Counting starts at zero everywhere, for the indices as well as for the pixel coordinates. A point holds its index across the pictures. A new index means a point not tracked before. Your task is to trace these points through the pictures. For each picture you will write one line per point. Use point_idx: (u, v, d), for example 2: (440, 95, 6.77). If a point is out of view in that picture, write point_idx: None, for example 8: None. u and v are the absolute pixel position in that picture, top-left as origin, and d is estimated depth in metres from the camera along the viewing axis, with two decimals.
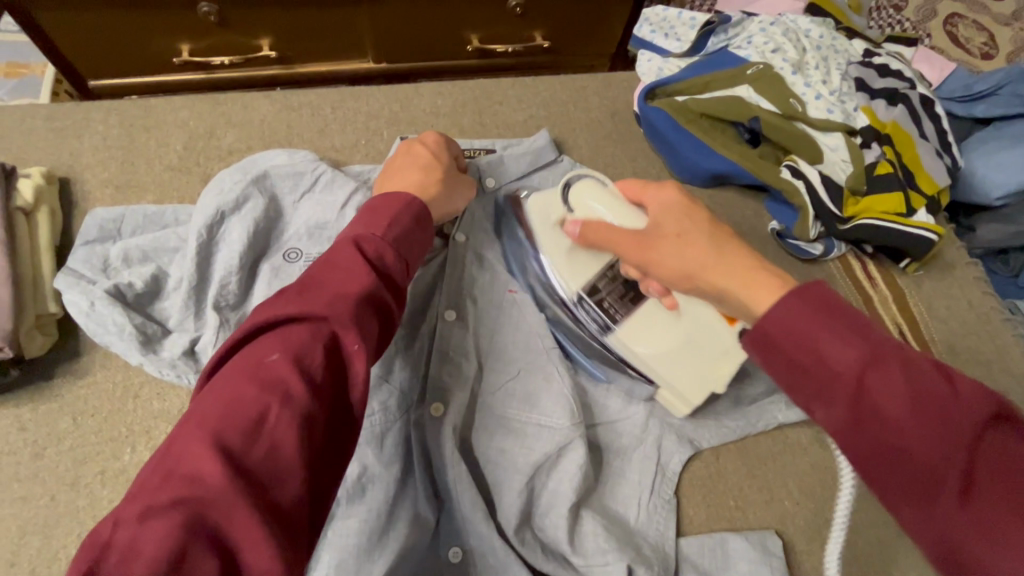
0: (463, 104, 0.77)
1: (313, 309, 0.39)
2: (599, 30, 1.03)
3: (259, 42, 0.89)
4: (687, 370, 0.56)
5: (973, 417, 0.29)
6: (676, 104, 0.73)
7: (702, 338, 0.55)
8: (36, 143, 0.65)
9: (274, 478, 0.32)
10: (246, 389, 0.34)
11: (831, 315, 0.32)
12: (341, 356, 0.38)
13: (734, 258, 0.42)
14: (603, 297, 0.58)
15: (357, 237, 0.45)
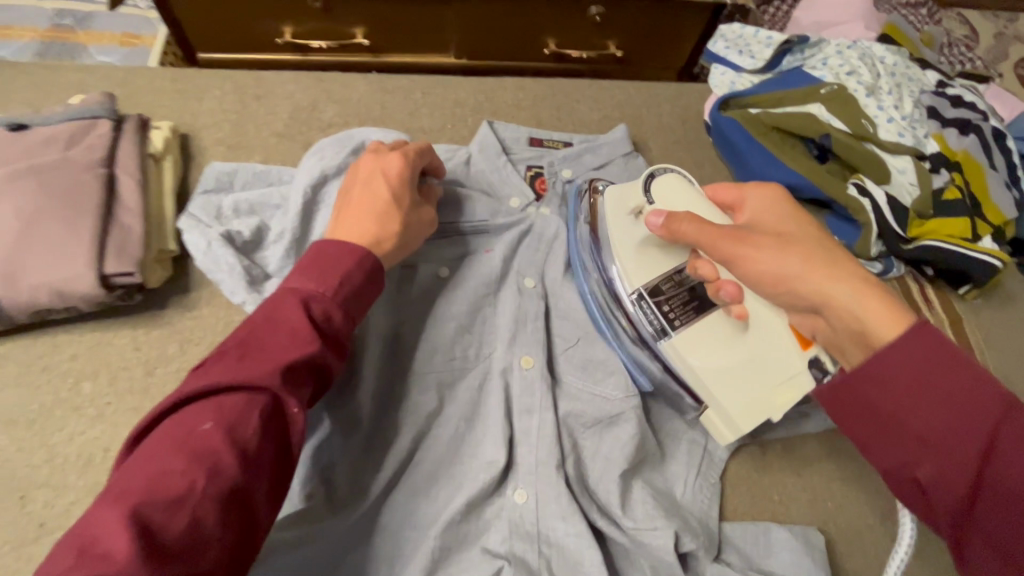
0: (543, 100, 0.82)
1: (253, 377, 0.40)
2: (671, 43, 1.07)
3: (354, 30, 0.96)
4: (746, 391, 0.54)
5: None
6: (750, 115, 0.77)
7: (770, 357, 0.54)
8: (162, 101, 0.72)
9: (194, 550, 0.34)
10: (174, 461, 0.36)
11: (955, 367, 0.35)
12: (275, 421, 0.41)
13: (833, 261, 0.45)
14: (661, 301, 0.59)
15: (306, 295, 0.46)
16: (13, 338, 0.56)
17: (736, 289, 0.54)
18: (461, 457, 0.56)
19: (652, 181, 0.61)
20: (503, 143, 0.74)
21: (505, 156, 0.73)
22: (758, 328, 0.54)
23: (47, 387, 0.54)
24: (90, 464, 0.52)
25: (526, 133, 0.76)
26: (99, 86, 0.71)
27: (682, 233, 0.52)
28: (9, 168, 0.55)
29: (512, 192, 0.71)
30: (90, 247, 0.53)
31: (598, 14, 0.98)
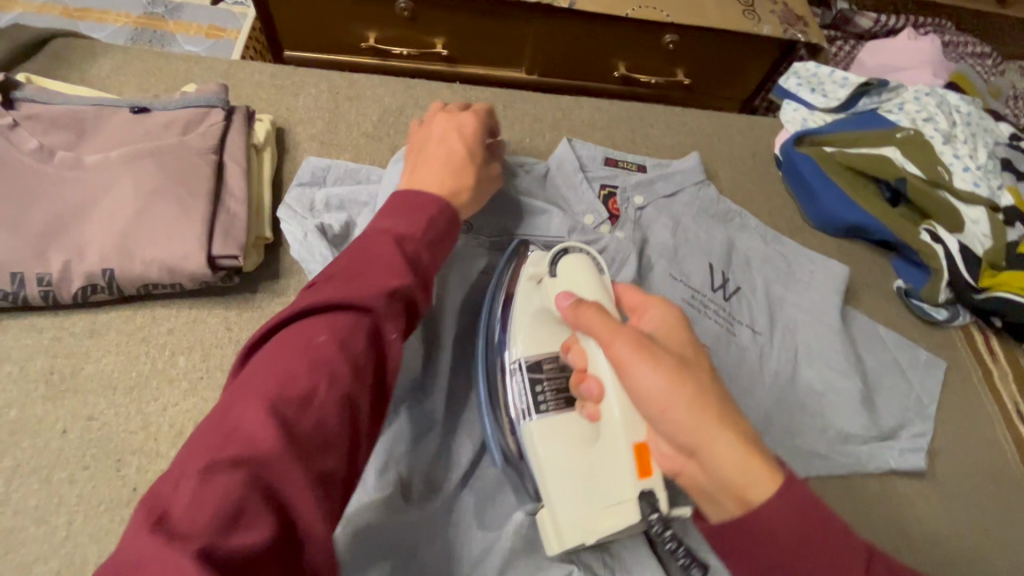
0: (618, 122, 0.84)
1: (360, 298, 0.40)
2: (738, 75, 1.09)
3: (434, 40, 0.99)
4: (579, 496, 0.49)
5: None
6: (823, 154, 0.78)
7: (609, 470, 0.49)
8: (261, 95, 0.75)
9: (322, 451, 0.33)
10: (297, 364, 0.35)
11: (814, 527, 0.38)
12: (380, 345, 0.40)
13: (716, 406, 0.40)
14: (539, 381, 0.55)
15: (398, 234, 0.47)
16: (116, 307, 0.58)
17: (598, 387, 0.50)
18: None
19: (562, 258, 0.56)
20: (580, 161, 0.76)
21: (582, 174, 0.75)
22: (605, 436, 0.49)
23: (145, 357, 0.57)
24: (181, 436, 0.54)
25: (602, 152, 0.78)
26: (204, 76, 0.75)
27: (581, 321, 0.48)
28: (131, 149, 0.59)
29: (588, 208, 0.73)
30: (200, 229, 0.56)
31: (671, 42, 0.99)
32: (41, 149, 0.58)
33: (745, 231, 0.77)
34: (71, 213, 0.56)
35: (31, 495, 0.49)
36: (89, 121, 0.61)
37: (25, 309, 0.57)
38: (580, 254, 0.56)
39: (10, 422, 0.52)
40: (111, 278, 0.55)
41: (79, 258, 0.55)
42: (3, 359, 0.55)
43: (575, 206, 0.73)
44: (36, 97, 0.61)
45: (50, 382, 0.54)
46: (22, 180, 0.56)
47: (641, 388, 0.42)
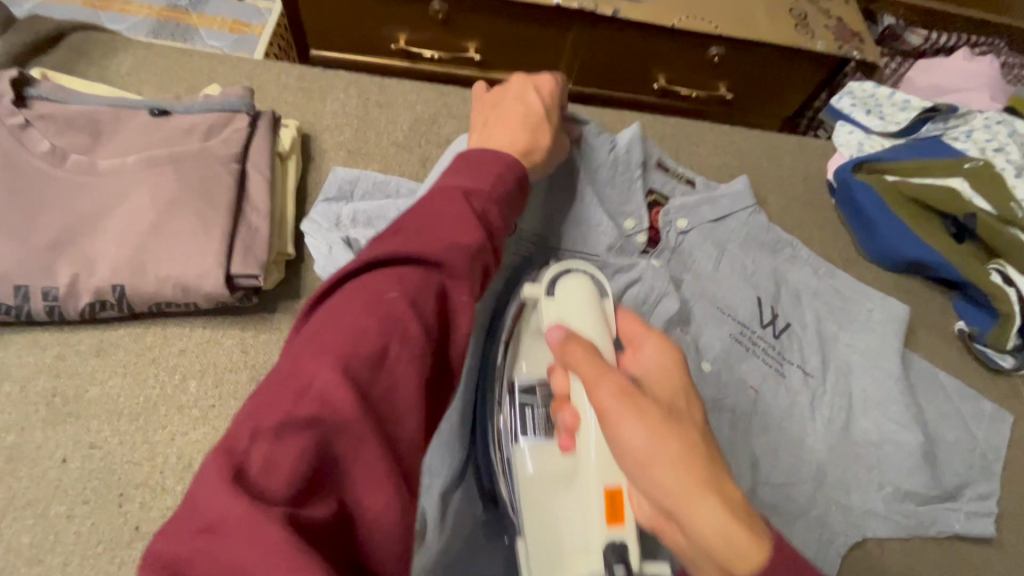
0: (661, 139, 0.79)
1: (432, 253, 0.34)
2: (783, 92, 1.03)
3: (467, 45, 0.94)
4: (546, 543, 0.40)
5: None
6: (884, 182, 0.73)
7: (577, 516, 0.39)
8: (287, 98, 0.71)
9: (394, 418, 0.28)
10: (368, 315, 0.30)
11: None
12: (451, 309, 0.34)
13: (712, 478, 0.31)
14: (528, 405, 0.44)
15: (467, 188, 0.39)
16: (126, 325, 0.54)
17: (574, 418, 0.40)
18: None
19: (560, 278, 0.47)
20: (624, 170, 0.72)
21: (640, 168, 0.70)
22: (579, 477, 0.40)
23: (153, 381, 0.53)
24: (188, 470, 0.50)
25: (654, 159, 0.73)
26: (228, 77, 0.71)
27: (563, 352, 0.38)
28: (149, 155, 0.55)
29: (635, 211, 0.68)
30: (219, 245, 0.52)
31: (717, 55, 0.94)
32: (53, 151, 0.54)
33: (796, 262, 0.72)
34: (82, 223, 0.52)
35: (25, 531, 0.45)
36: (105, 122, 0.57)
37: (29, 324, 0.53)
38: (582, 276, 0.46)
39: (6, 448, 0.48)
40: (122, 295, 0.51)
41: (89, 272, 0.51)
42: (4, 378, 0.51)
43: (621, 209, 0.68)
44: (50, 95, 0.57)
45: (52, 405, 0.51)
46: (32, 185, 0.53)
47: (623, 445, 0.32)
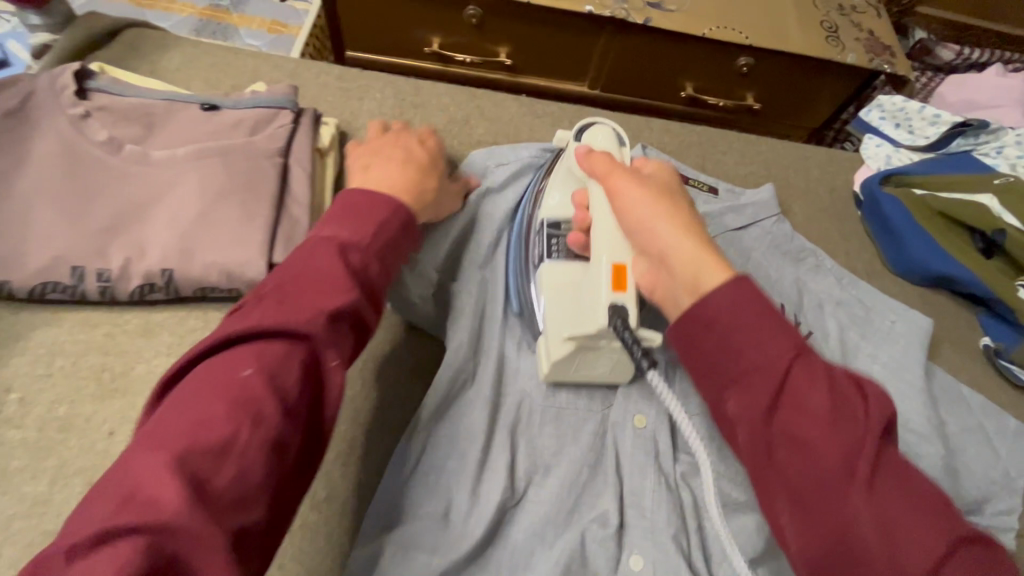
0: (688, 145, 0.80)
1: (297, 323, 0.35)
2: (811, 104, 1.04)
3: (499, 49, 0.97)
4: (564, 322, 0.52)
5: (875, 417, 0.34)
6: (912, 196, 0.73)
7: (588, 292, 0.51)
8: (327, 97, 0.74)
9: (237, 508, 0.29)
10: (217, 406, 0.30)
11: (772, 317, 0.37)
12: (315, 373, 0.35)
13: (682, 227, 0.43)
14: (555, 236, 0.57)
15: (342, 241, 0.41)
16: (170, 308, 0.57)
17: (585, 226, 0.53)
18: (580, 503, 0.53)
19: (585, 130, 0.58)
20: None
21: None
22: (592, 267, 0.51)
23: None
24: None
25: (672, 167, 0.75)
26: (271, 74, 0.74)
27: (587, 162, 0.52)
28: (199, 147, 0.58)
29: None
30: (262, 235, 0.55)
31: (746, 65, 0.95)
32: (110, 140, 0.57)
33: (819, 272, 0.72)
34: (135, 209, 0.55)
35: (74, 497, 0.48)
36: (158, 115, 0.60)
37: (82, 304, 0.56)
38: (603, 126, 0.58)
39: (58, 419, 0.51)
40: (170, 279, 0.54)
41: (140, 256, 0.54)
42: (57, 354, 0.54)
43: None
44: (108, 87, 0.60)
45: (101, 381, 0.53)
46: (90, 171, 0.56)
47: (626, 208, 0.46)
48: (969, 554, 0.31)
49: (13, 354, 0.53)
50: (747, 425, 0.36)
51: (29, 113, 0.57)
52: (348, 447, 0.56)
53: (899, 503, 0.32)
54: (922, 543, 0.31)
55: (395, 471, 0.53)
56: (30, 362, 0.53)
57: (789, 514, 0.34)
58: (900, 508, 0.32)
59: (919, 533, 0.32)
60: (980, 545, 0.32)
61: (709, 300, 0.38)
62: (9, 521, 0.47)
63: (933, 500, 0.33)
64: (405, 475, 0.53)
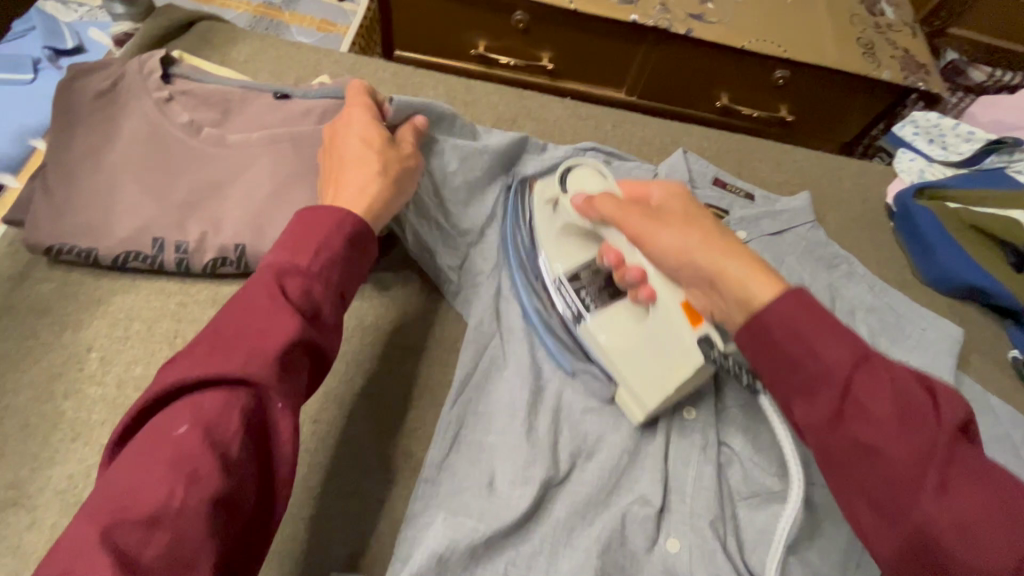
0: (725, 152, 0.83)
1: (233, 371, 0.36)
2: (843, 118, 1.06)
3: (542, 54, 1.00)
4: (648, 373, 0.55)
5: (946, 418, 0.35)
6: (945, 208, 0.75)
7: (666, 336, 0.53)
8: (383, 91, 0.77)
9: (181, 565, 0.31)
10: (154, 471, 0.33)
11: (831, 325, 0.39)
12: (259, 413, 0.37)
13: (715, 238, 0.47)
14: (580, 287, 0.62)
15: (281, 273, 0.42)
16: (238, 282, 0.61)
17: (617, 255, 0.56)
18: (619, 487, 0.56)
19: (570, 173, 0.63)
20: (690, 174, 0.76)
21: (690, 186, 0.75)
22: (660, 308, 0.54)
23: None
24: None
25: (712, 173, 0.77)
26: (332, 68, 0.78)
27: (597, 207, 0.57)
28: (271, 132, 0.61)
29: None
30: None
31: (781, 78, 0.97)
32: (190, 123, 0.61)
33: (852, 279, 0.74)
34: (211, 187, 0.59)
35: None
36: (234, 101, 0.64)
37: (157, 274, 0.60)
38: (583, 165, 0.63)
39: (135, 378, 0.55)
40: (241, 254, 0.58)
41: (215, 231, 0.58)
42: (134, 318, 0.57)
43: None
44: (189, 74, 0.64)
45: (173, 345, 0.57)
46: (172, 151, 0.60)
47: (660, 244, 0.49)
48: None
49: (94, 317, 0.57)
50: (817, 436, 0.38)
51: (118, 95, 0.61)
52: (398, 421, 0.59)
53: (985, 508, 0.33)
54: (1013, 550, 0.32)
55: (437, 443, 0.56)
56: (109, 325, 0.57)
57: (873, 521, 0.36)
58: (985, 513, 0.33)
59: (999, 546, 0.32)
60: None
61: (767, 312, 0.40)
62: (89, 470, 0.50)
63: (1022, 503, 0.33)
64: (448, 445, 0.56)
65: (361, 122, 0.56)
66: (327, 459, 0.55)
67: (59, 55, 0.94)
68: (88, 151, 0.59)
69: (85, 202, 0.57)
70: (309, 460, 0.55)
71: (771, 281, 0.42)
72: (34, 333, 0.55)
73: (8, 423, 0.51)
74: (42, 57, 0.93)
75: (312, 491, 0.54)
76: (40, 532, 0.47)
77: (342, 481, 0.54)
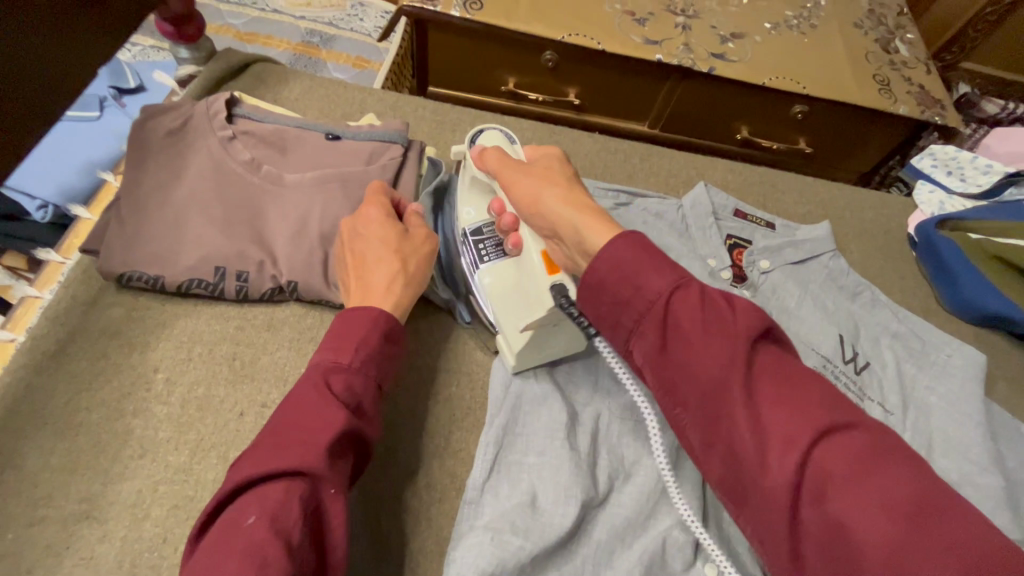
0: (749, 185, 0.86)
1: (291, 465, 0.40)
2: (859, 151, 1.10)
3: (568, 91, 1.05)
4: (512, 313, 0.61)
5: (742, 325, 0.39)
6: (969, 240, 0.77)
7: (530, 283, 0.60)
8: (424, 128, 0.82)
9: None
10: (228, 563, 0.36)
11: (654, 260, 0.44)
12: (316, 503, 0.41)
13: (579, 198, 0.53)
14: (480, 242, 0.65)
15: (328, 370, 0.47)
16: (291, 307, 0.64)
17: (501, 203, 0.62)
18: (657, 512, 0.58)
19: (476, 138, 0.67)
20: (713, 207, 0.79)
21: (714, 219, 0.78)
22: (527, 258, 0.60)
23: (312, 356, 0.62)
24: None
25: (734, 205, 0.80)
26: (376, 106, 0.82)
27: (488, 162, 0.62)
28: (324, 172, 0.66)
29: (711, 254, 0.75)
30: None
31: (800, 113, 1.01)
32: (251, 161, 0.66)
33: (875, 307, 0.76)
34: (270, 220, 0.63)
35: (212, 469, 0.54)
36: (290, 140, 0.68)
37: (216, 300, 0.63)
38: (490, 130, 0.67)
39: (197, 399, 0.58)
40: (294, 287, 0.62)
41: (274, 262, 0.62)
42: (195, 341, 0.61)
43: (700, 248, 0.75)
44: (250, 115, 0.69)
45: (232, 367, 0.60)
46: (233, 186, 0.64)
47: (520, 191, 0.56)
48: (843, 437, 0.35)
49: (160, 339, 0.60)
50: (651, 363, 0.42)
51: (185, 134, 0.66)
52: (442, 444, 0.61)
53: (775, 405, 0.37)
54: (793, 436, 0.35)
55: (479, 464, 0.57)
56: (173, 347, 0.60)
57: (700, 435, 0.40)
58: (774, 408, 0.37)
59: (792, 431, 0.35)
60: (853, 429, 0.35)
61: (603, 256, 0.45)
62: (156, 485, 0.53)
63: (811, 395, 0.37)
64: (488, 465, 0.58)
65: (373, 224, 0.59)
66: (376, 478, 0.57)
67: (123, 93, 1.02)
68: (158, 185, 0.63)
69: (155, 234, 0.61)
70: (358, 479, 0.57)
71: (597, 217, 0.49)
72: (105, 354, 0.59)
73: (82, 440, 0.54)
74: (106, 95, 1.00)
75: (360, 510, 0.56)
76: (111, 544, 0.50)
77: (390, 500, 0.57)
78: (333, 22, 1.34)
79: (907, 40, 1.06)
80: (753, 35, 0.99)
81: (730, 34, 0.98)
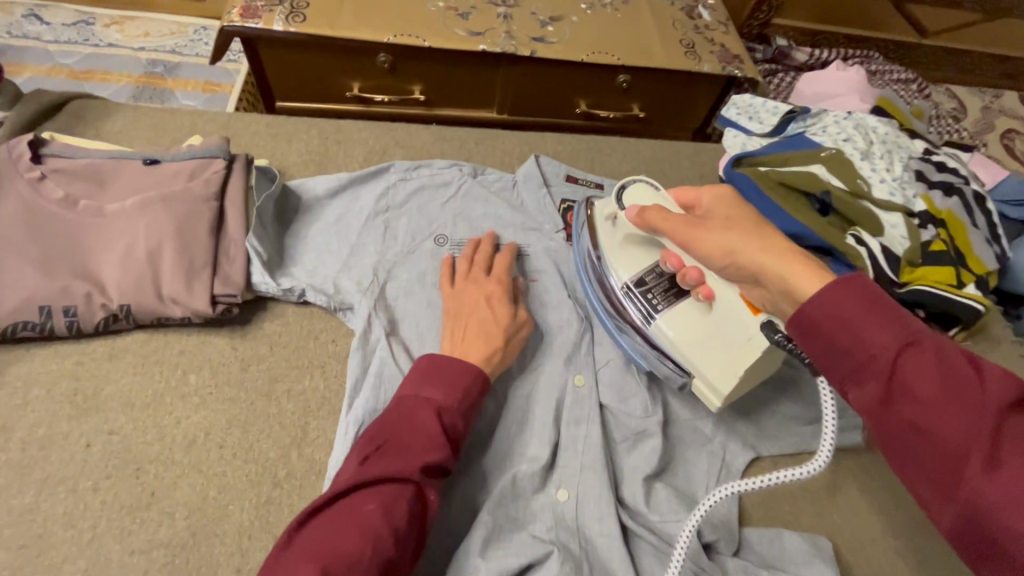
0: (579, 152, 0.94)
1: (405, 471, 0.49)
2: (687, 109, 1.22)
3: (412, 88, 1.09)
4: (721, 362, 0.58)
5: (996, 393, 0.33)
6: (759, 173, 0.87)
7: (730, 328, 0.56)
8: (258, 141, 0.84)
9: None
10: (353, 538, 0.44)
11: (875, 309, 0.38)
12: (419, 507, 0.49)
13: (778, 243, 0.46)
14: (646, 292, 0.66)
15: (439, 407, 0.54)
16: (132, 334, 0.65)
17: (677, 259, 0.62)
18: (511, 453, 0.64)
19: (626, 188, 0.69)
20: (544, 176, 0.85)
21: (545, 188, 0.84)
22: (721, 305, 0.57)
23: (159, 377, 0.63)
24: (193, 443, 0.60)
25: (566, 171, 0.86)
26: (207, 127, 0.84)
27: (647, 221, 0.60)
28: (144, 196, 0.66)
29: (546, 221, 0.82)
30: (206, 273, 0.64)
31: (625, 82, 1.11)
32: (66, 198, 0.66)
33: None
34: (94, 250, 0.64)
35: (60, 501, 0.55)
36: (107, 172, 0.69)
37: (50, 339, 0.63)
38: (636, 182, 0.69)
39: (39, 438, 0.58)
40: (129, 312, 0.63)
41: (102, 292, 0.63)
42: (31, 384, 0.61)
43: (534, 219, 0.82)
44: (59, 153, 0.69)
45: (75, 402, 0.61)
46: (50, 225, 0.64)
47: (705, 245, 0.52)
48: None
49: None
50: (871, 416, 0.38)
51: None
52: (299, 433, 0.62)
53: None
54: None
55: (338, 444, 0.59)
56: (5, 393, 0.60)
57: (940, 505, 0.35)
58: None
59: None
60: None
61: (813, 303, 0.40)
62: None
63: None
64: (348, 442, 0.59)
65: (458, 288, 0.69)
66: (231, 480, 0.59)
67: None
68: None
69: None
70: (215, 483, 0.58)
71: (771, 244, 0.46)
72: None
73: None
74: None
75: (214, 513, 0.57)
76: None
77: (252, 496, 0.58)
78: (176, 50, 1.32)
79: (709, 6, 1.18)
80: (571, 17, 1.08)
81: (550, 18, 1.06)
